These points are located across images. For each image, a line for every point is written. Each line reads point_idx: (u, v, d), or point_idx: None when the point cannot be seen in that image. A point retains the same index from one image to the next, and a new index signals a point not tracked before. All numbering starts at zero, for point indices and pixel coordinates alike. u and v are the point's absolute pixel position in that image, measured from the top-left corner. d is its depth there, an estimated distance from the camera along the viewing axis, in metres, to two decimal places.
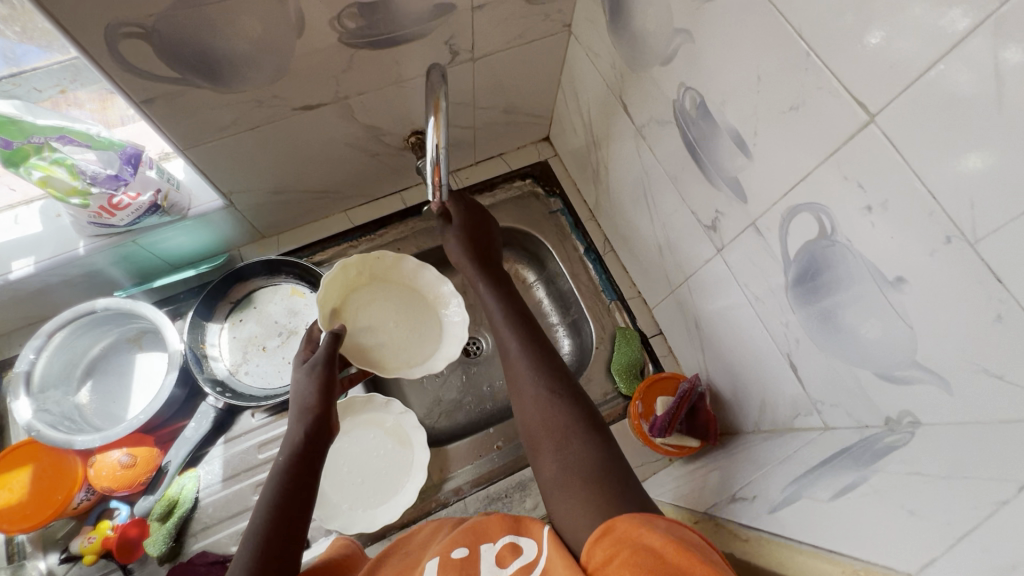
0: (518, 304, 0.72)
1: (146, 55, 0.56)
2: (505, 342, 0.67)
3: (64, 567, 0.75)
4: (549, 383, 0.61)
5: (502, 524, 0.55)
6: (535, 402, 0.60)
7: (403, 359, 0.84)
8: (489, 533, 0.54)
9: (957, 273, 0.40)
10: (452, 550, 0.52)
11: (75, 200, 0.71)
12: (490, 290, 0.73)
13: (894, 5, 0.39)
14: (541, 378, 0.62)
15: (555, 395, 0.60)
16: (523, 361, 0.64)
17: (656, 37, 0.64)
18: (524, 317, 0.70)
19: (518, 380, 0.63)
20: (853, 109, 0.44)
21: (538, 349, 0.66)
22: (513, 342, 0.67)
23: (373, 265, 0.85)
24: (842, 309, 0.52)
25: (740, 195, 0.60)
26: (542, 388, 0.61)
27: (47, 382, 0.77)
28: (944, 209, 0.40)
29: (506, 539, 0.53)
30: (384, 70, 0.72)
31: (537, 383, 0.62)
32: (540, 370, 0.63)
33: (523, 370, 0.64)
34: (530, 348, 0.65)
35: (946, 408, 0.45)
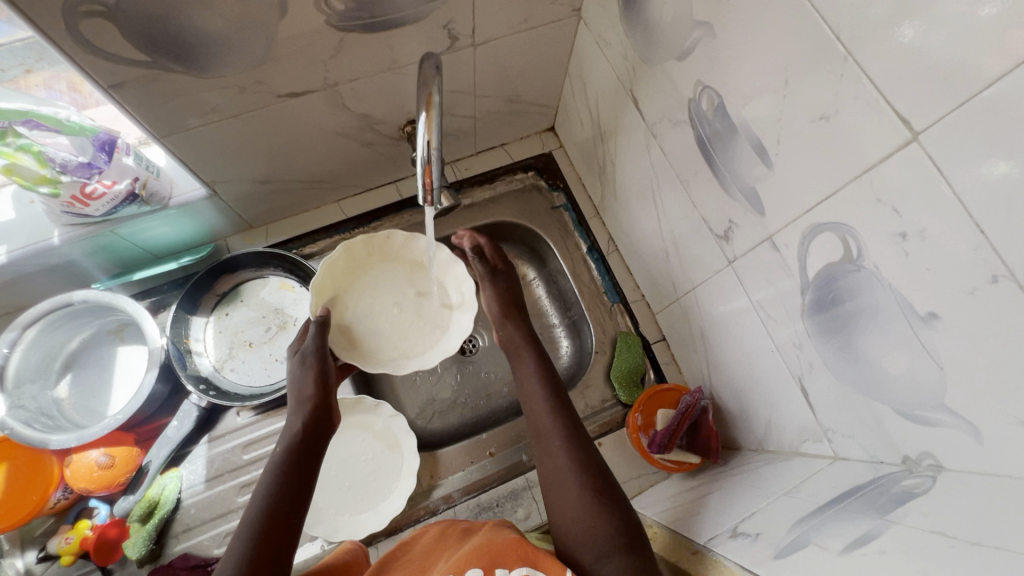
0: (556, 381, 0.68)
1: (111, 37, 0.51)
2: (542, 422, 0.64)
3: (41, 567, 0.73)
4: (591, 478, 0.58)
5: (519, 552, 0.53)
6: (581, 498, 0.57)
7: (393, 351, 0.80)
8: (505, 559, 0.53)
9: (1002, 315, 0.36)
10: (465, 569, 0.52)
11: (43, 189, 0.67)
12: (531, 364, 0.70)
13: (950, 11, 0.34)
14: (581, 471, 0.59)
15: (599, 495, 0.57)
16: (561, 449, 0.61)
17: (672, 29, 0.59)
18: (562, 394, 0.67)
19: (557, 471, 0.60)
20: (894, 125, 0.39)
21: (577, 434, 0.62)
22: (548, 421, 0.64)
23: (383, 245, 0.82)
24: (864, 339, 0.47)
25: (757, 207, 0.55)
26: (585, 483, 0.58)
27: (22, 377, 0.74)
28: (993, 246, 0.35)
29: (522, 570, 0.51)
30: (377, 56, 0.67)
31: (576, 476, 0.58)
32: (580, 461, 0.59)
33: (562, 461, 0.60)
34: (569, 432, 0.62)
35: (974, 456, 0.41)
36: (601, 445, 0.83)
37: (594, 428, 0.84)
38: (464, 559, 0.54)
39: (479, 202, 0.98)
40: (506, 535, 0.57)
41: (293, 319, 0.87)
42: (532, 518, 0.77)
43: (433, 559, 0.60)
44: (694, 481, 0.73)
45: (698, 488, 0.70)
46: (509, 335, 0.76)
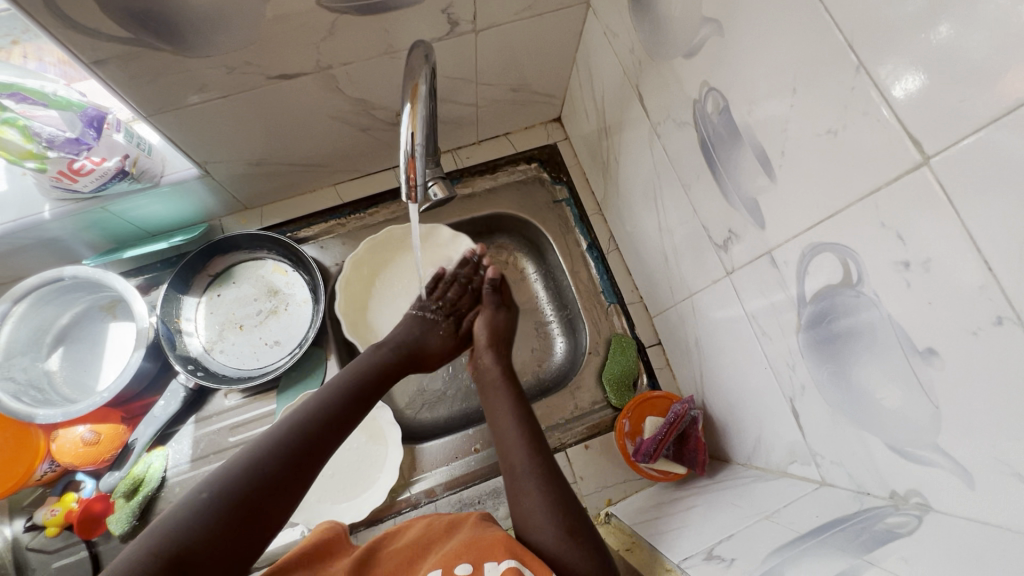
0: (531, 424, 0.67)
1: (92, 12, 0.49)
2: (515, 465, 0.63)
3: (29, 535, 0.75)
4: (566, 520, 0.57)
5: (505, 546, 0.52)
6: (556, 543, 0.55)
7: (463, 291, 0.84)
8: (491, 553, 0.52)
9: (1006, 362, 0.33)
10: (454, 567, 0.51)
11: (31, 164, 0.66)
12: (506, 402, 0.70)
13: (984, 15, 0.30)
14: (557, 514, 0.57)
15: (576, 536, 0.55)
16: (535, 492, 0.59)
17: (680, 24, 0.55)
18: (535, 433, 0.66)
19: (532, 515, 0.58)
20: (905, 146, 0.36)
21: (553, 477, 0.61)
22: (522, 462, 0.63)
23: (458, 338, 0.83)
24: (859, 367, 0.45)
25: (757, 220, 0.53)
26: (562, 525, 0.56)
27: (13, 349, 0.75)
28: (1001, 286, 0.32)
29: (509, 563, 0.50)
30: (371, 39, 0.64)
31: (551, 516, 0.57)
32: (556, 502, 0.58)
33: (535, 504, 0.59)
34: (544, 477, 0.61)
35: (964, 502, 0.39)
36: (588, 448, 0.81)
37: (582, 430, 0.83)
38: (452, 555, 0.53)
39: (479, 191, 0.96)
40: (493, 531, 0.56)
41: (284, 303, 0.86)
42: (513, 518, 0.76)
43: (420, 553, 0.58)
44: (679, 492, 0.72)
45: (681, 500, 0.69)
46: (487, 367, 0.75)
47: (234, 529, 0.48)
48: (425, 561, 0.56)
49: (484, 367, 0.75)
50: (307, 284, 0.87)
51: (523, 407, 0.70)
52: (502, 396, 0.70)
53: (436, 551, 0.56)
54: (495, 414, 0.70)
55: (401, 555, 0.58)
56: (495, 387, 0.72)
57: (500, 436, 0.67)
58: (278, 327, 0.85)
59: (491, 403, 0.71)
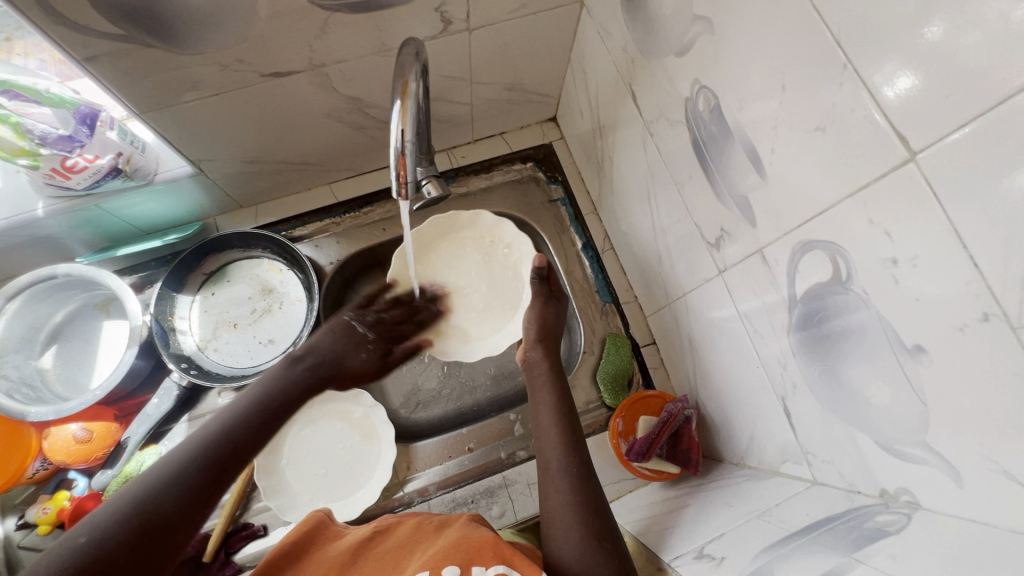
0: (573, 422, 0.66)
1: (83, 8, 0.49)
2: (551, 462, 0.62)
3: (20, 534, 0.74)
4: (595, 524, 0.56)
5: (494, 549, 0.52)
6: (580, 547, 0.54)
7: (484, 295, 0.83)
8: (480, 555, 0.52)
9: (991, 359, 0.33)
10: (442, 568, 0.51)
11: (23, 161, 0.66)
12: (550, 399, 0.68)
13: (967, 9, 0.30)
14: (584, 518, 0.56)
15: (602, 541, 0.55)
16: (566, 493, 0.59)
17: (672, 23, 0.55)
18: (575, 433, 0.65)
19: (559, 515, 0.58)
20: (891, 143, 0.36)
21: (586, 479, 0.60)
22: (558, 460, 0.62)
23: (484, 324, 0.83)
24: (849, 364, 0.45)
25: (749, 218, 0.53)
26: (588, 529, 0.56)
27: (5, 346, 0.75)
28: (987, 282, 0.32)
29: (497, 569, 0.50)
30: (365, 37, 0.64)
31: (579, 519, 0.56)
32: (585, 505, 0.58)
33: (565, 504, 0.58)
34: (576, 477, 0.60)
35: (953, 500, 0.39)
36: None
37: None
38: (440, 556, 0.52)
39: (474, 191, 0.97)
40: (482, 532, 0.56)
41: (279, 302, 0.86)
42: (506, 517, 0.76)
43: (405, 553, 0.57)
44: (672, 492, 0.72)
45: (674, 499, 0.69)
46: (533, 361, 0.73)
47: (186, 502, 0.45)
48: (409, 562, 0.55)
49: (531, 361, 0.73)
50: (301, 283, 0.87)
51: (567, 405, 0.68)
52: (545, 391, 0.69)
53: (422, 552, 0.55)
54: (537, 408, 0.68)
55: (391, 551, 0.58)
56: (538, 382, 0.70)
57: (540, 432, 0.66)
58: (272, 326, 0.85)
59: (535, 397, 0.69)
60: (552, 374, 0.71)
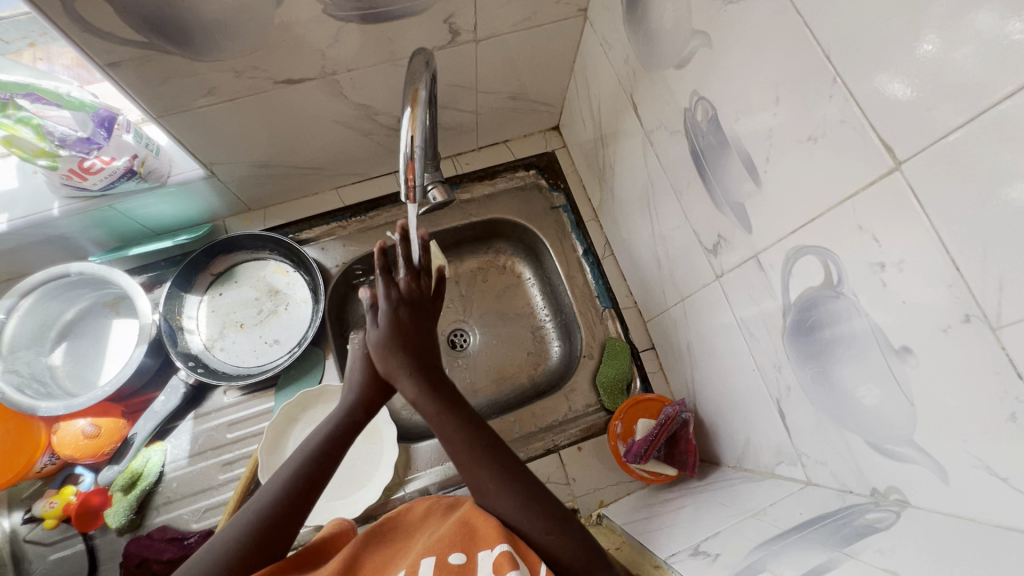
0: (469, 423, 0.59)
1: (107, 15, 0.51)
2: (475, 476, 0.57)
3: (26, 528, 0.76)
4: (543, 519, 0.55)
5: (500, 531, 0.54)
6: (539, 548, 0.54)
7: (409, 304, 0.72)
8: (486, 540, 0.53)
9: (972, 360, 0.35)
10: (448, 554, 0.52)
11: (42, 162, 0.68)
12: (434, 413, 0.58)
13: (949, 26, 0.32)
14: (531, 518, 0.55)
15: (554, 533, 0.55)
16: (505, 496, 0.56)
17: (672, 36, 0.58)
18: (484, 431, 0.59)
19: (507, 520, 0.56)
20: (879, 152, 0.38)
21: (516, 473, 0.58)
22: (479, 469, 0.57)
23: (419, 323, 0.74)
24: (839, 367, 0.46)
25: (745, 225, 0.54)
26: (538, 525, 0.55)
27: (18, 342, 0.77)
28: (968, 285, 0.34)
29: (502, 547, 0.51)
30: (376, 47, 0.67)
31: (529, 520, 0.55)
32: (528, 505, 0.56)
33: (511, 508, 0.56)
34: (505, 479, 0.57)
35: (940, 496, 0.40)
36: (582, 450, 0.82)
37: (576, 432, 0.84)
38: (447, 540, 0.53)
39: (478, 197, 0.98)
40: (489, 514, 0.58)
41: (284, 303, 0.88)
42: None
43: (414, 537, 0.58)
44: (669, 494, 0.73)
45: (671, 501, 0.70)
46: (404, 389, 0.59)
47: None
48: (417, 545, 0.56)
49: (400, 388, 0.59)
50: (307, 285, 0.89)
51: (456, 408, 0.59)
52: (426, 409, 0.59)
53: (426, 536, 0.56)
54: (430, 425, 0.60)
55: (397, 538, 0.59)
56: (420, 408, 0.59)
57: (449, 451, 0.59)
58: (278, 326, 0.87)
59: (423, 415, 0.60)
60: (428, 389, 0.59)
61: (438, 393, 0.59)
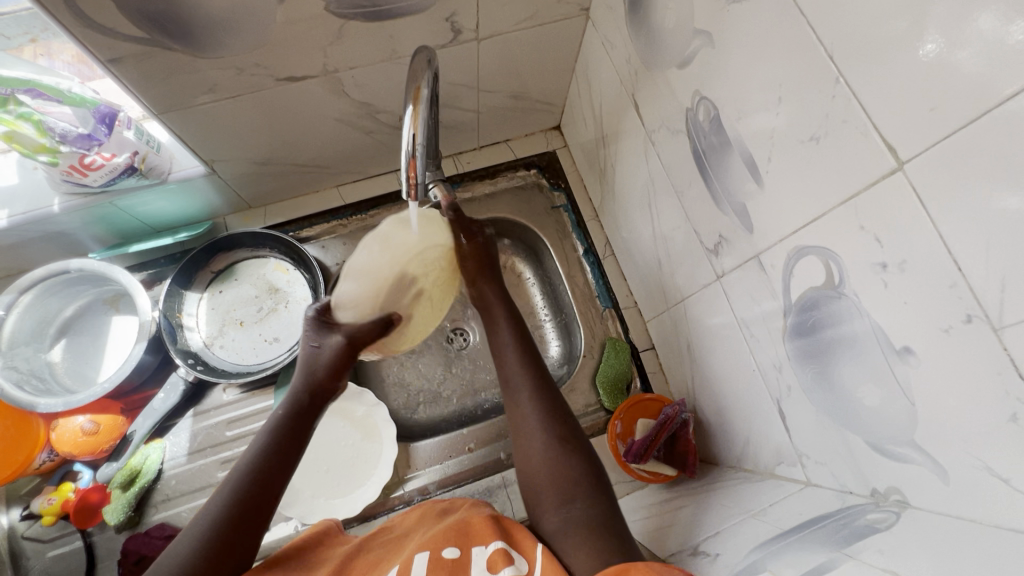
0: (529, 338, 0.64)
1: (108, 11, 0.51)
2: (512, 379, 0.62)
3: (25, 525, 0.76)
4: (559, 433, 0.58)
5: (494, 528, 0.54)
6: (545, 454, 0.57)
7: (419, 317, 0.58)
8: (480, 537, 0.53)
9: (974, 360, 0.35)
10: (442, 549, 0.51)
11: (42, 158, 0.68)
12: (505, 319, 0.65)
13: (952, 24, 0.32)
14: (548, 426, 0.58)
15: (565, 444, 0.57)
16: (534, 410, 0.59)
17: (674, 36, 0.58)
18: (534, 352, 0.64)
19: (524, 425, 0.59)
20: (881, 153, 0.37)
21: (550, 393, 0.61)
22: (519, 378, 0.61)
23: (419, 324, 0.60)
24: (839, 367, 0.46)
25: (747, 225, 0.54)
26: (552, 434, 0.58)
27: (17, 339, 0.77)
28: (970, 286, 0.34)
29: (498, 544, 0.52)
30: (377, 45, 0.67)
31: (544, 428, 0.58)
32: (551, 420, 0.59)
33: (530, 415, 0.60)
34: (538, 390, 0.60)
35: (941, 497, 0.40)
36: None
37: None
38: (441, 537, 0.53)
39: (479, 196, 0.98)
40: (482, 513, 0.58)
41: (285, 301, 0.88)
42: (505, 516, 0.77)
43: (408, 538, 0.58)
44: (668, 494, 0.73)
45: (671, 501, 0.70)
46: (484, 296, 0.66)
47: None
48: (410, 544, 0.56)
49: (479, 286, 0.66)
50: (307, 283, 0.89)
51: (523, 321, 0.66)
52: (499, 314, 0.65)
53: (418, 537, 0.56)
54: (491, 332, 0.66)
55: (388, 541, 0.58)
56: (489, 314, 0.66)
57: (499, 357, 0.64)
58: (278, 324, 0.87)
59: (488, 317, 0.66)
60: (506, 303, 0.66)
61: (509, 306, 0.66)
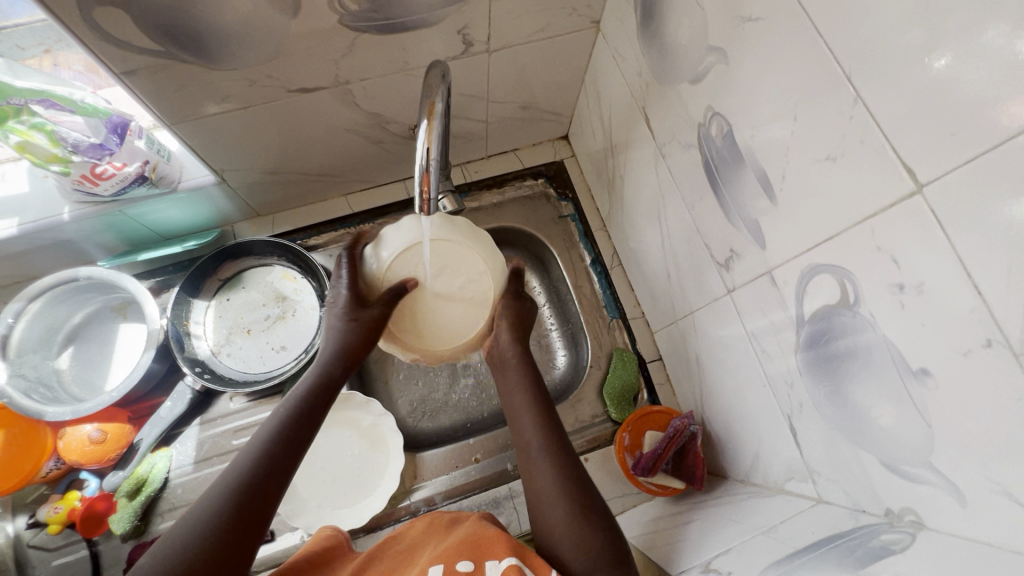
0: (544, 399, 0.63)
1: (123, 24, 0.51)
2: (528, 442, 0.60)
3: (31, 533, 0.75)
4: (579, 500, 0.56)
5: (507, 544, 0.53)
6: (566, 525, 0.55)
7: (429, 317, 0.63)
8: (493, 551, 0.53)
9: (994, 384, 0.35)
10: (455, 563, 0.51)
11: (54, 167, 0.68)
12: (518, 379, 0.64)
13: (974, 50, 0.32)
14: (567, 494, 0.56)
15: (588, 514, 0.55)
16: (550, 472, 0.58)
17: (687, 51, 0.58)
18: (550, 409, 0.63)
19: (543, 493, 0.57)
20: (899, 174, 0.37)
21: (567, 455, 0.59)
22: (536, 442, 0.60)
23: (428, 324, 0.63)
24: (854, 386, 0.46)
25: (759, 240, 0.54)
26: (572, 502, 0.56)
27: (25, 347, 0.76)
28: (990, 309, 0.34)
29: (510, 560, 0.51)
30: (389, 57, 0.67)
31: (563, 494, 0.56)
32: (568, 483, 0.57)
33: (547, 482, 0.58)
34: (556, 455, 0.58)
35: (956, 519, 0.40)
36: (588, 461, 0.82)
37: (582, 443, 0.84)
38: (453, 552, 0.53)
39: (486, 205, 0.98)
40: (494, 528, 0.58)
41: (292, 309, 0.88)
42: (512, 528, 0.77)
43: (419, 550, 0.58)
44: (676, 507, 0.73)
45: (679, 515, 0.70)
46: (502, 348, 0.65)
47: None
48: (423, 557, 0.56)
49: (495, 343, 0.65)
50: (315, 291, 0.89)
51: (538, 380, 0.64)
52: (512, 373, 0.64)
53: (433, 547, 0.56)
54: (506, 391, 0.65)
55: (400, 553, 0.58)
56: (505, 369, 0.65)
57: (514, 417, 0.63)
58: (285, 333, 0.87)
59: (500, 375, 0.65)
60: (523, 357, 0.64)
61: (526, 364, 0.64)
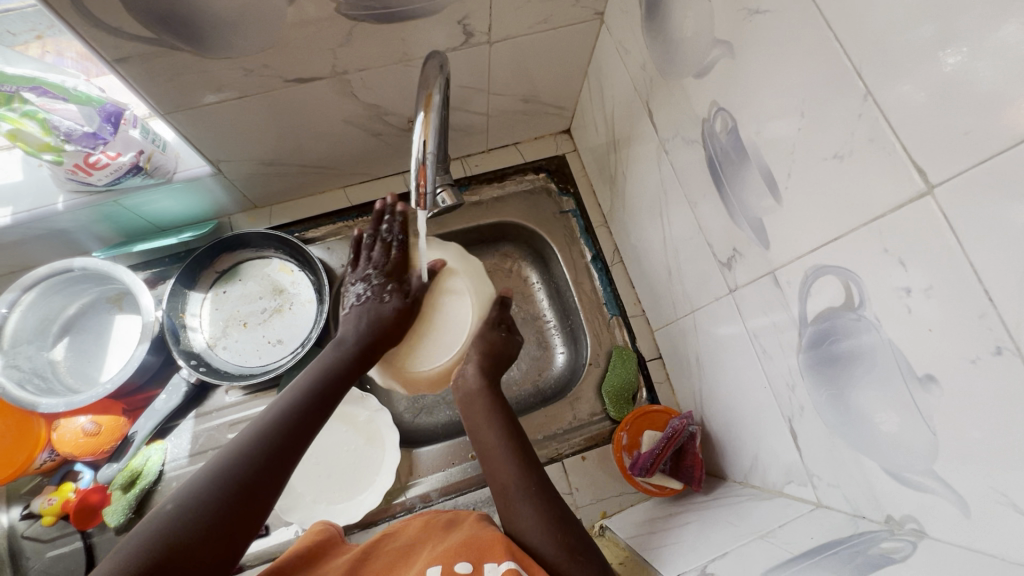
0: (521, 441, 0.66)
1: (116, 12, 0.50)
2: (506, 484, 0.62)
3: (25, 524, 0.75)
4: (569, 541, 0.56)
5: (506, 545, 0.53)
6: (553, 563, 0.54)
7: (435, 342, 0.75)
8: (492, 554, 0.52)
9: (1004, 391, 0.33)
10: (454, 565, 0.51)
11: (47, 156, 0.67)
12: (491, 422, 0.67)
13: (992, 43, 0.30)
14: (554, 531, 0.57)
15: (576, 555, 0.55)
16: (530, 513, 0.58)
17: (693, 44, 0.56)
18: (525, 451, 0.65)
19: (526, 531, 0.57)
20: (909, 174, 0.36)
21: (547, 494, 0.61)
22: (514, 482, 0.61)
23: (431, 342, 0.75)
24: (858, 390, 0.45)
25: (762, 240, 0.53)
26: (561, 541, 0.56)
27: (20, 337, 0.76)
28: (1001, 316, 0.33)
29: (508, 564, 0.50)
30: (388, 47, 0.65)
31: (549, 531, 0.57)
32: (551, 521, 0.57)
33: (529, 520, 0.58)
34: (536, 493, 0.60)
35: (959, 529, 0.39)
36: (585, 460, 0.82)
37: (580, 441, 0.83)
38: (452, 554, 0.53)
39: (486, 200, 0.97)
40: (492, 530, 0.57)
41: (290, 303, 0.87)
42: None
43: (417, 549, 0.57)
44: (673, 508, 0.72)
45: (676, 516, 0.69)
46: (467, 380, 0.72)
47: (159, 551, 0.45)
48: (419, 558, 0.55)
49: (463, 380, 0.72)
50: (312, 284, 0.88)
51: (511, 423, 0.68)
52: (485, 417, 0.68)
53: (432, 547, 0.56)
54: (477, 436, 0.68)
55: (395, 554, 0.57)
56: (472, 402, 0.70)
57: (488, 462, 0.65)
58: (281, 326, 0.86)
59: (471, 417, 0.69)
60: (485, 389, 0.71)
61: (495, 410, 0.69)
